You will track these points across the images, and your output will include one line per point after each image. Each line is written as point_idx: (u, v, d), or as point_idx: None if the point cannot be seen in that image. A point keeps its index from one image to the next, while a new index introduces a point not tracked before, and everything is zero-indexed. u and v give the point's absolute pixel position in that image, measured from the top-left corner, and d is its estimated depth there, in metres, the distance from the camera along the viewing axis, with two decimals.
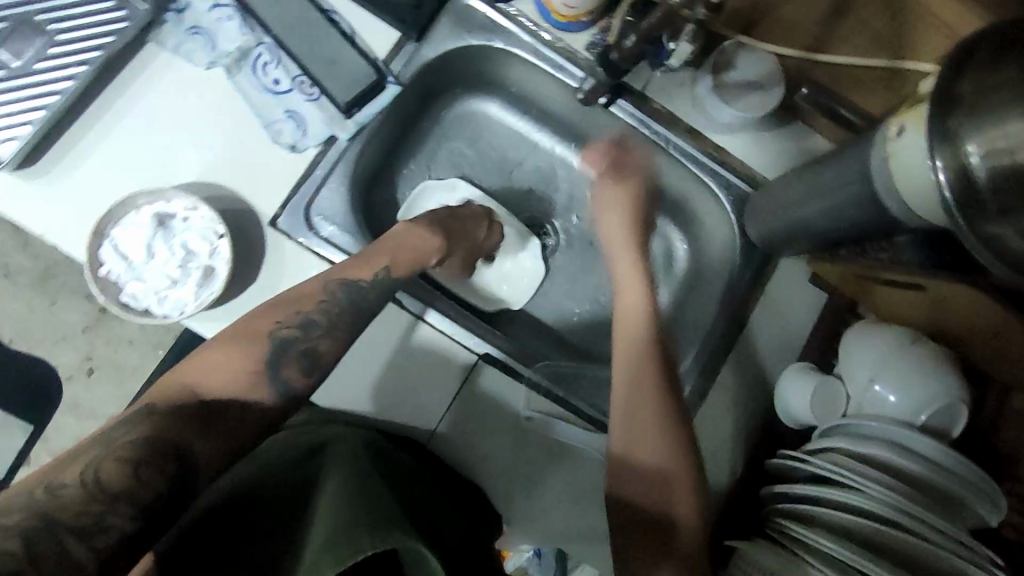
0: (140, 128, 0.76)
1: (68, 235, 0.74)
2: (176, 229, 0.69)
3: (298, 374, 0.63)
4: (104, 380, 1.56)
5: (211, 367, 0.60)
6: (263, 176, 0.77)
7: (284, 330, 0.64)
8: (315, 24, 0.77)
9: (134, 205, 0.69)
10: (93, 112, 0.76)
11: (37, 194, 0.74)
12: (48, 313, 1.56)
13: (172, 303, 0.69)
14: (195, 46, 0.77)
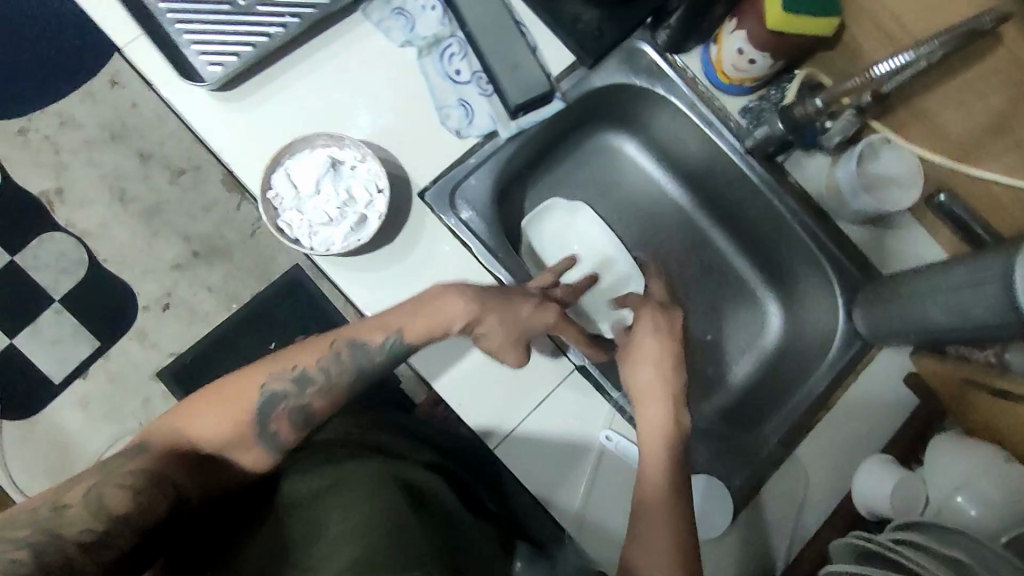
0: (328, 81, 0.82)
1: (243, 160, 0.80)
2: (344, 173, 0.75)
3: (288, 430, 0.69)
4: (179, 317, 1.62)
5: (207, 415, 0.68)
6: (425, 151, 0.82)
7: (275, 387, 0.70)
8: (507, 29, 0.82)
9: (312, 143, 0.75)
10: (291, 59, 0.82)
11: (226, 119, 0.80)
12: (148, 243, 1.65)
13: (321, 239, 0.74)
14: (395, 24, 0.83)
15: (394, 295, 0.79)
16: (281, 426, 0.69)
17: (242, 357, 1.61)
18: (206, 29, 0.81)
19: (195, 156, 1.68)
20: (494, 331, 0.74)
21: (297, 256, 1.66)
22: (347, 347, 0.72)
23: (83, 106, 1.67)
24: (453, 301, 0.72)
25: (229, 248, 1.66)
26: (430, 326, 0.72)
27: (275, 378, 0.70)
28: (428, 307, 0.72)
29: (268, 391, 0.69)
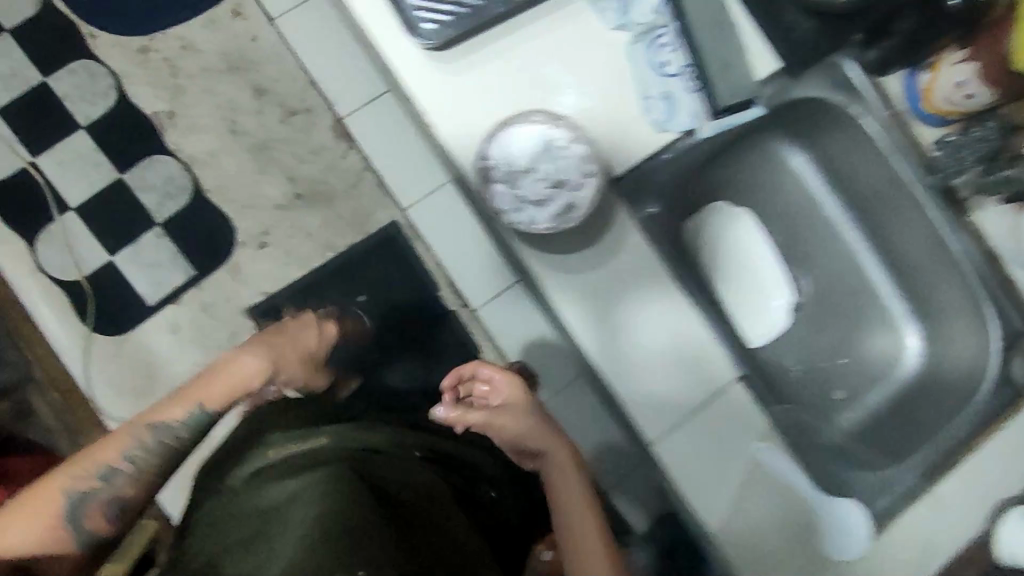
0: (536, 54, 0.81)
1: (449, 123, 0.79)
2: (555, 153, 0.74)
3: (102, 520, 0.90)
4: (274, 259, 1.63)
5: (27, 514, 0.87)
6: (625, 139, 0.82)
7: (82, 485, 0.89)
8: (727, 28, 0.83)
9: (527, 119, 0.74)
10: (507, 26, 0.80)
11: (436, 78, 0.79)
12: (252, 179, 1.65)
13: (523, 214, 0.75)
14: (610, 6, 0.81)
15: (577, 277, 0.81)
16: (97, 520, 0.89)
17: (331, 306, 1.62)
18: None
19: (306, 98, 1.67)
20: (289, 374, 1.10)
21: (395, 213, 1.66)
22: (151, 429, 0.94)
23: (203, 32, 1.66)
24: (250, 361, 1.03)
25: (330, 195, 1.66)
26: (242, 379, 1.02)
27: (155, 426, 0.95)
28: (234, 367, 1.03)
29: (106, 464, 0.91)
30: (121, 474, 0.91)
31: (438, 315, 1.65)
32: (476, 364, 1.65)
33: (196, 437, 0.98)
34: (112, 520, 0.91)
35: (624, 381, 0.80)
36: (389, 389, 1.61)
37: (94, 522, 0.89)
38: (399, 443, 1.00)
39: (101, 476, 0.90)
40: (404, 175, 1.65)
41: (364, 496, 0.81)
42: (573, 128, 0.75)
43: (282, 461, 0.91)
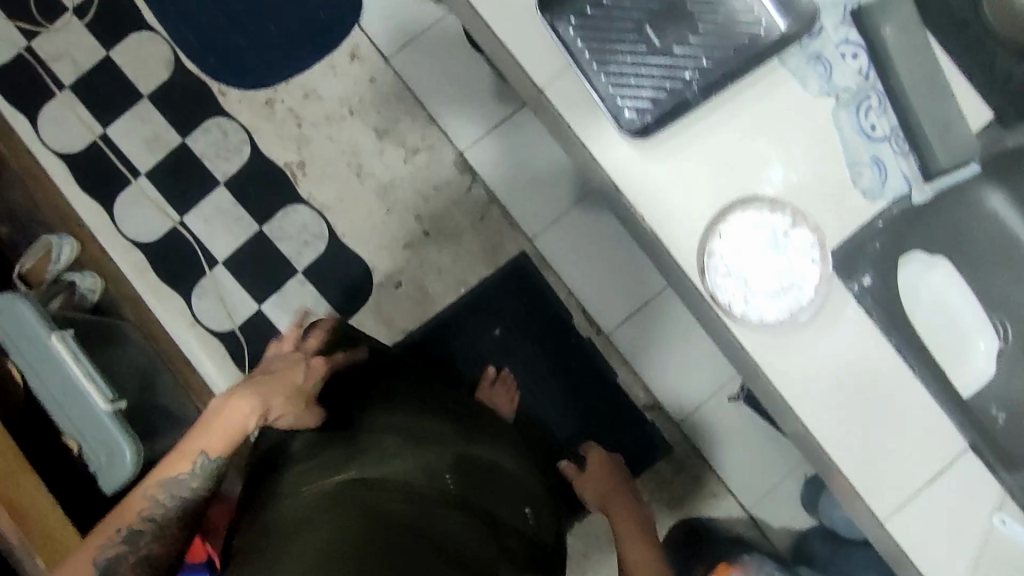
0: (738, 131, 0.77)
1: (655, 213, 0.77)
2: (780, 242, 0.77)
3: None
4: (409, 298, 1.67)
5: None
6: (836, 210, 0.78)
7: (110, 552, 0.97)
8: (943, 86, 0.76)
9: (744, 210, 0.76)
10: (707, 106, 0.76)
11: (640, 167, 0.76)
12: (381, 220, 1.68)
13: (751, 307, 0.77)
14: (814, 73, 0.77)
15: (806, 368, 0.79)
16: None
17: (470, 339, 1.66)
18: (621, 69, 0.76)
19: (426, 134, 1.69)
20: (285, 417, 1.03)
21: (524, 243, 1.68)
22: (162, 489, 0.99)
23: (324, 80, 1.70)
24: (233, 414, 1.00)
25: (458, 230, 1.68)
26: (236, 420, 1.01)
27: (163, 485, 0.99)
28: (228, 412, 1.00)
29: (127, 527, 0.98)
30: (142, 535, 0.99)
31: (573, 341, 1.68)
32: (611, 386, 1.68)
33: (206, 486, 1.02)
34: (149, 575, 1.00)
35: (859, 464, 0.82)
36: (533, 416, 1.67)
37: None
38: (432, 463, 1.01)
39: (125, 540, 0.98)
40: (530, 204, 1.67)
41: (381, 520, 0.88)
42: (790, 212, 0.76)
43: (336, 464, 1.00)
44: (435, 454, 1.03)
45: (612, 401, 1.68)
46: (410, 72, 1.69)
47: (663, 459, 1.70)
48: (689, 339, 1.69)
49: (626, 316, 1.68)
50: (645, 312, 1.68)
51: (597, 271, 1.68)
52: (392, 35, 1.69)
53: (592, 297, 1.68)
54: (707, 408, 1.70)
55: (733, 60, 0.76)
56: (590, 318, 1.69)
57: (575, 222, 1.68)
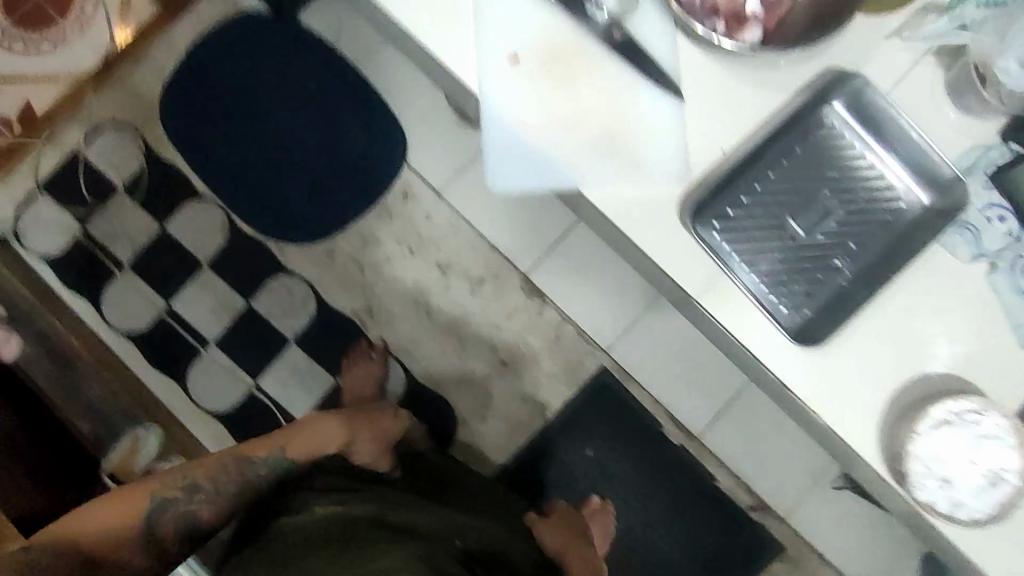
0: (903, 314, 0.83)
1: (836, 409, 0.83)
2: (974, 434, 0.81)
3: (167, 533, 1.04)
4: (496, 429, 1.64)
5: (123, 505, 1.02)
6: (1005, 368, 0.84)
7: (166, 493, 1.04)
8: None
9: (938, 410, 0.81)
10: (871, 300, 0.83)
11: (815, 366, 0.83)
12: (457, 356, 1.67)
13: (957, 501, 0.81)
14: (965, 243, 0.84)
15: (1001, 537, 0.83)
16: (174, 529, 1.04)
17: (564, 463, 1.63)
18: (774, 267, 0.85)
19: (489, 261, 1.68)
20: (364, 451, 1.22)
21: (602, 357, 1.66)
22: (240, 463, 1.10)
23: (381, 222, 1.70)
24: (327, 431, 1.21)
25: (535, 354, 1.66)
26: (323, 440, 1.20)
27: (247, 461, 1.11)
28: (318, 427, 1.21)
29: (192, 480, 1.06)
30: (202, 493, 1.06)
31: (669, 451, 1.64)
32: (713, 491, 1.64)
33: (273, 483, 1.14)
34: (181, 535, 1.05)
35: None
36: (642, 534, 1.63)
37: (165, 529, 1.04)
38: (430, 516, 1.08)
39: (184, 488, 1.05)
40: (603, 316, 1.66)
41: (387, 543, 0.95)
42: (976, 398, 0.81)
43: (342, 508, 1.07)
44: (442, 514, 1.11)
45: (719, 508, 1.63)
46: (464, 202, 1.70)
47: (778, 560, 1.63)
48: (783, 431, 1.64)
49: (717, 416, 1.64)
50: (735, 409, 1.64)
51: (682, 374, 1.65)
52: (440, 169, 1.71)
53: (680, 402, 1.64)
54: (814, 501, 1.63)
55: (880, 241, 0.85)
56: (681, 423, 1.65)
57: (652, 328, 1.65)
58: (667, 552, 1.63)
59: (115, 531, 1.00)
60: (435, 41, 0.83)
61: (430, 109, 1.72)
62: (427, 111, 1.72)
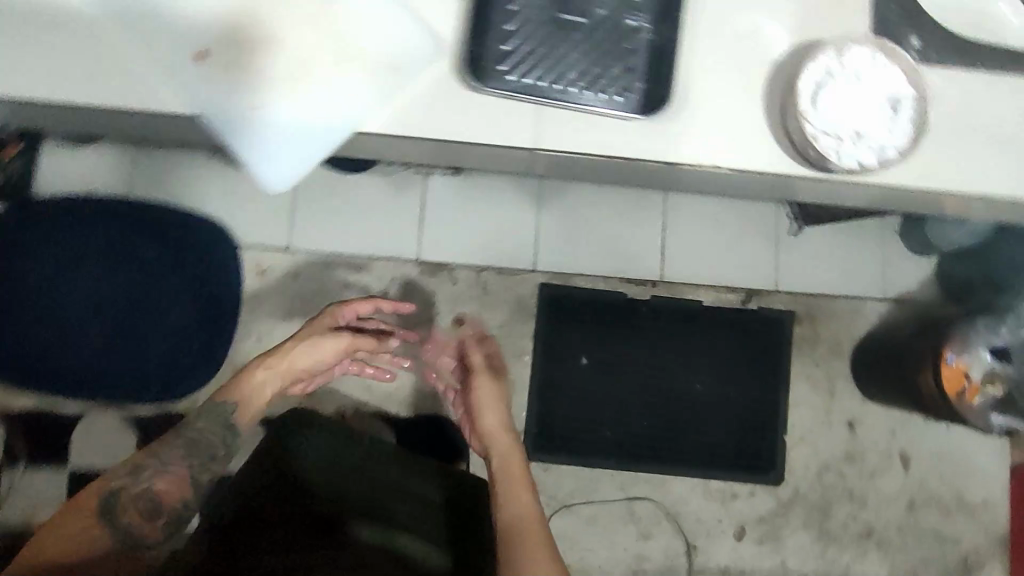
0: (717, 24, 0.82)
1: (720, 146, 0.81)
2: (843, 75, 0.80)
3: (139, 519, 0.96)
4: None
5: (75, 515, 0.94)
6: (840, 8, 0.83)
7: (119, 486, 0.97)
8: None
9: (806, 78, 0.80)
10: (681, 35, 0.82)
11: (679, 126, 0.81)
12: (412, 371, 1.57)
13: (879, 145, 0.80)
14: None
15: (933, 153, 0.83)
16: (133, 513, 0.96)
17: (571, 386, 1.56)
18: (581, 70, 0.81)
19: (377, 270, 1.59)
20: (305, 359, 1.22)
21: (534, 276, 1.60)
22: (180, 441, 1.04)
23: (259, 310, 1.58)
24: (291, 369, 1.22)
25: (478, 317, 1.58)
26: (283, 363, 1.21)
27: (195, 423, 1.08)
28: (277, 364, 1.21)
29: (138, 465, 1.00)
30: (158, 476, 0.99)
31: (647, 308, 1.59)
32: (705, 311, 1.59)
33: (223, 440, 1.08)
34: (150, 517, 0.96)
35: None
36: (676, 394, 1.58)
37: (131, 515, 0.96)
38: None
39: (138, 478, 0.98)
40: (510, 242, 1.61)
41: None
42: (830, 46, 0.80)
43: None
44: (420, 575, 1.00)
45: (720, 321, 1.59)
46: (320, 238, 1.60)
47: (797, 327, 1.60)
48: (720, 221, 1.63)
49: (661, 251, 1.62)
50: (672, 233, 1.62)
51: (608, 239, 1.62)
52: (278, 226, 1.60)
53: (624, 263, 1.61)
54: (787, 256, 1.63)
55: None
56: (638, 279, 1.61)
57: (556, 220, 1.62)
58: (708, 391, 1.58)
59: (76, 533, 0.92)
60: (152, 100, 0.77)
61: (227, 182, 1.60)
62: (225, 186, 1.60)
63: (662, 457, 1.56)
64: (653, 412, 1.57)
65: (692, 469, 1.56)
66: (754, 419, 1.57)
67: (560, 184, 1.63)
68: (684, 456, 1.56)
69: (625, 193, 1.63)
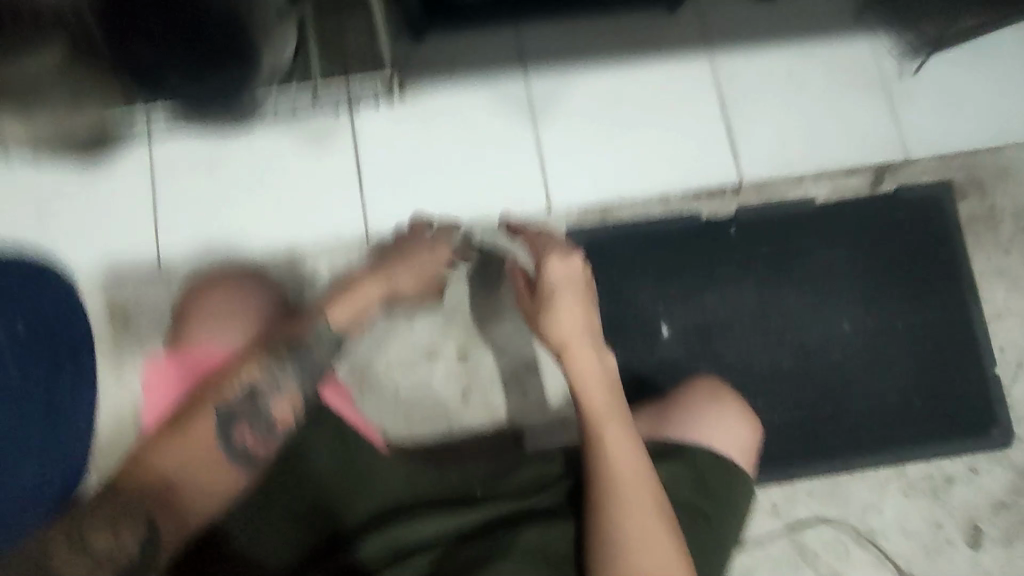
0: None
1: None
2: None
3: (255, 438, 0.61)
4: (546, 436, 0.96)
5: (177, 441, 0.58)
6: None
7: (235, 395, 0.60)
8: None
9: None
10: None
11: None
12: (399, 410, 0.96)
13: None
14: None
15: None
16: (249, 437, 0.60)
17: (656, 376, 0.97)
18: None
19: (310, 272, 0.99)
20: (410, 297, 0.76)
21: (554, 221, 1.02)
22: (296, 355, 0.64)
23: (129, 373, 0.95)
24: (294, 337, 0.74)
25: (486, 303, 0.99)
26: (357, 314, 0.68)
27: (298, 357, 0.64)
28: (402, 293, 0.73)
29: (249, 380, 0.61)
30: (274, 390, 0.62)
31: (738, 229, 1.02)
32: (823, 212, 1.04)
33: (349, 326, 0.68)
34: (267, 437, 0.61)
35: None
36: (818, 347, 1.00)
37: (251, 440, 0.60)
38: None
39: (250, 390, 0.61)
40: (504, 179, 1.03)
41: None
42: None
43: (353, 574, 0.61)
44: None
45: (849, 222, 1.04)
46: (208, 241, 0.99)
47: (962, 204, 1.05)
48: (803, 81, 1.09)
49: (730, 141, 1.07)
50: (737, 114, 1.08)
51: (649, 144, 1.06)
52: (135, 239, 0.99)
53: (680, 170, 1.05)
54: (910, 106, 1.09)
55: None
56: (710, 189, 1.04)
57: (563, 133, 1.05)
58: (863, 332, 1.01)
59: (188, 465, 0.57)
60: None
61: (38, 188, 0.99)
62: (38, 195, 0.99)
63: (827, 450, 0.97)
64: (793, 384, 0.99)
65: (877, 457, 0.98)
66: (946, 352, 1.01)
67: (555, 80, 1.07)
68: (858, 441, 0.98)
69: (652, 73, 1.08)
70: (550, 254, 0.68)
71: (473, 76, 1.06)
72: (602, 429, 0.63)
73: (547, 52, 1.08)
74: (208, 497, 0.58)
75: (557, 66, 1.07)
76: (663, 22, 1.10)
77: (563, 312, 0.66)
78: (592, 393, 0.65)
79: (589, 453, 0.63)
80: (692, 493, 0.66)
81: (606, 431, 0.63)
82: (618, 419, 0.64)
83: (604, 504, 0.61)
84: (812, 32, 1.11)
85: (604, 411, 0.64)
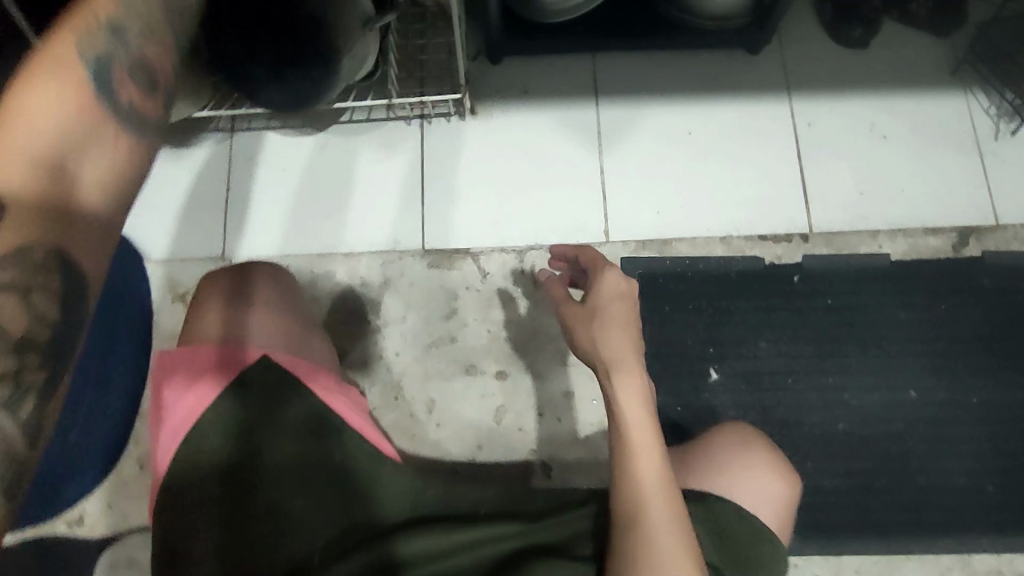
0: None
1: None
2: None
3: (139, 93, 0.51)
4: (576, 467, 0.93)
5: (31, 93, 0.47)
6: None
7: (92, 47, 0.49)
8: None
9: None
10: None
11: None
12: (430, 422, 0.95)
13: None
14: None
15: None
16: (132, 92, 0.51)
17: (699, 421, 0.93)
18: None
19: (361, 274, 1.00)
20: None
21: (610, 250, 1.00)
22: None
23: None
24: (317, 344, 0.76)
25: (531, 326, 0.98)
26: None
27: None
28: None
29: (103, 12, 0.50)
30: (133, 31, 0.51)
31: (802, 278, 0.98)
32: (897, 271, 0.98)
33: None
34: (150, 94, 0.52)
35: None
36: (880, 413, 0.93)
37: (130, 93, 0.51)
38: None
39: (110, 32, 0.50)
40: (563, 203, 1.03)
41: None
42: None
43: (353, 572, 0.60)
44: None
45: (925, 285, 0.97)
46: (269, 234, 1.03)
47: None
48: (886, 133, 1.05)
49: (802, 187, 1.03)
50: (812, 160, 1.04)
51: (715, 182, 1.03)
52: (203, 225, 1.03)
53: (746, 212, 1.02)
54: (1002, 169, 1.03)
55: None
56: (777, 235, 1.00)
57: (628, 164, 1.04)
58: (931, 403, 0.93)
59: (66, 125, 0.48)
60: None
61: None
62: None
63: (881, 527, 0.89)
64: (850, 449, 0.92)
65: (937, 542, 0.89)
66: None
67: (626, 111, 1.07)
68: (917, 521, 0.90)
69: (725, 112, 1.06)
70: (606, 266, 0.66)
71: (544, 99, 1.07)
72: (634, 456, 0.59)
73: (621, 83, 1.08)
74: (110, 173, 0.49)
75: (630, 99, 1.07)
76: (742, 63, 1.08)
77: (604, 319, 0.63)
78: (631, 419, 0.60)
79: (618, 470, 0.59)
80: (715, 551, 0.62)
81: (636, 478, 0.58)
82: (655, 452, 0.59)
83: (621, 534, 0.57)
84: (897, 84, 1.07)
85: (642, 441, 0.59)
